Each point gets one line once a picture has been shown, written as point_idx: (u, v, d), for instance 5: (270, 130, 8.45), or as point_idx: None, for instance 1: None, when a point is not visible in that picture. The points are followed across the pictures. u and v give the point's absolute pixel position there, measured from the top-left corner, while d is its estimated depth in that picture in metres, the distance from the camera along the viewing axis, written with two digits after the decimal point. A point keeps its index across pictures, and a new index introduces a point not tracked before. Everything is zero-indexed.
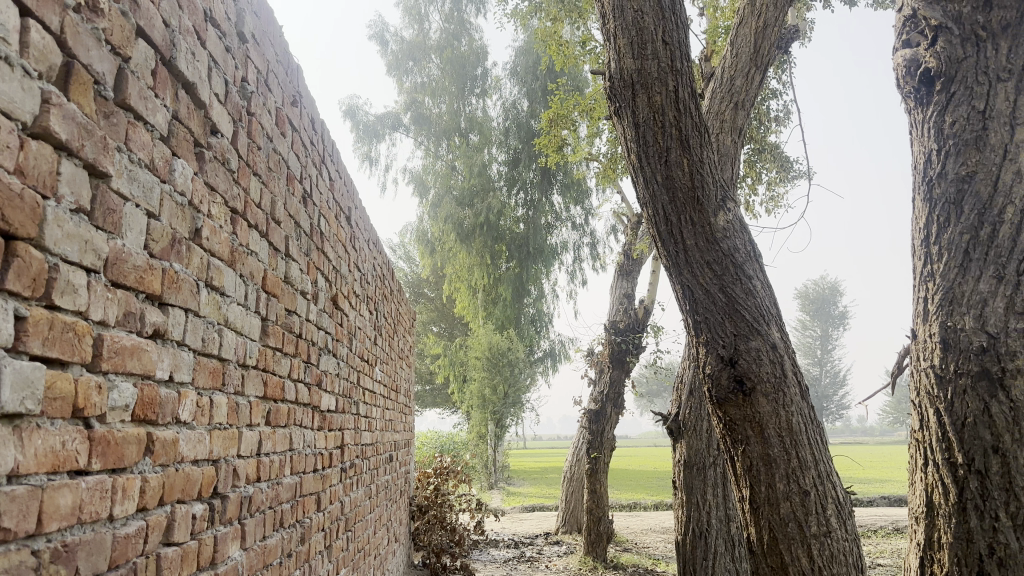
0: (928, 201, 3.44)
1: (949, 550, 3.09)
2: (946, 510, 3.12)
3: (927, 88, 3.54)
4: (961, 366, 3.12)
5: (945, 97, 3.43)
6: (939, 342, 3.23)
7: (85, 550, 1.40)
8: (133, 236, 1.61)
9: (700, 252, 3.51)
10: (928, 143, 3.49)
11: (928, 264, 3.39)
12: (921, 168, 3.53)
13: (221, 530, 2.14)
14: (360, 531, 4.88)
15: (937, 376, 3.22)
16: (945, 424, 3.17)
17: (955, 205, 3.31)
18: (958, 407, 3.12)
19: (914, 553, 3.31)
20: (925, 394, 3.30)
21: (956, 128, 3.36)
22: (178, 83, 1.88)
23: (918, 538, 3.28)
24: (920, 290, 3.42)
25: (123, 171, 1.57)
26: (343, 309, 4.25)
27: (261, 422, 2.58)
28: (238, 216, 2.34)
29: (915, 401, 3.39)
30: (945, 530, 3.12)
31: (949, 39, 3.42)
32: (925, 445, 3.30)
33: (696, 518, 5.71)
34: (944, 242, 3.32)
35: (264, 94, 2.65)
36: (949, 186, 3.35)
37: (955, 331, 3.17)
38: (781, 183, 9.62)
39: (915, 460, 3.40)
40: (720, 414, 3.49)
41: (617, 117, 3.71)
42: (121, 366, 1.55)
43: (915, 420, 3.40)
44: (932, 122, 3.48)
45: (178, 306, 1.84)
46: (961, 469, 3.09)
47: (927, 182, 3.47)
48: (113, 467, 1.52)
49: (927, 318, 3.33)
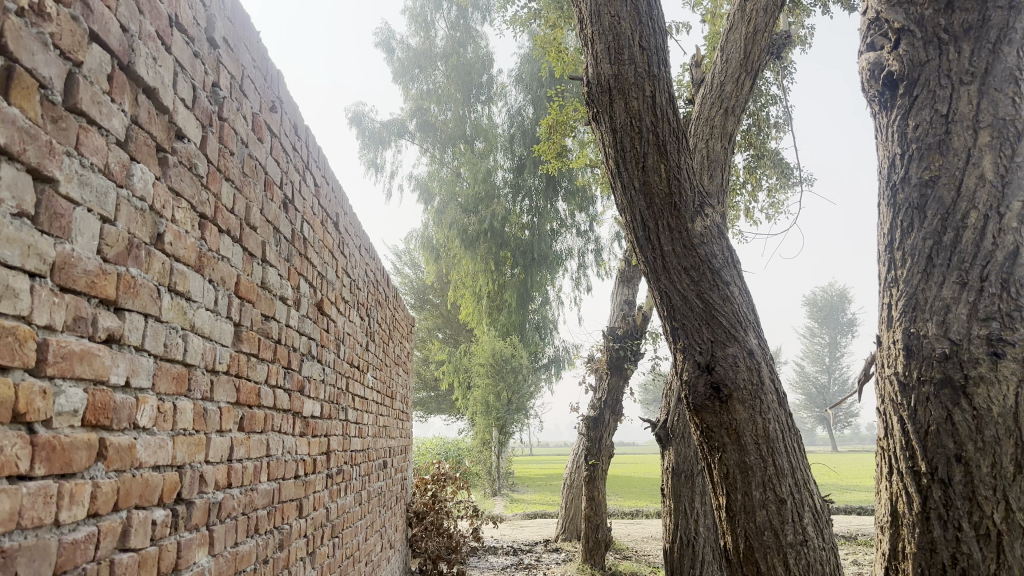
0: (892, 206, 3.42)
1: (913, 559, 3.06)
2: (910, 519, 3.09)
3: (891, 92, 3.52)
4: (925, 372, 3.11)
5: (909, 100, 3.41)
6: (903, 349, 3.22)
7: (26, 556, 1.39)
8: (85, 241, 1.61)
9: (677, 258, 3.49)
10: (892, 148, 3.46)
11: (892, 271, 3.37)
12: (886, 172, 3.51)
13: (185, 537, 2.13)
14: (348, 538, 4.87)
15: (901, 383, 3.20)
16: (908, 433, 3.15)
17: (919, 210, 3.28)
18: (922, 415, 3.10)
19: (880, 565, 3.27)
20: (890, 403, 3.28)
21: (919, 132, 3.34)
22: (138, 87, 1.89)
23: (883, 549, 3.24)
24: (885, 296, 3.41)
25: (73, 175, 1.57)
26: (330, 315, 4.24)
27: (234, 428, 2.57)
28: (207, 221, 2.34)
29: (880, 410, 3.37)
30: (910, 540, 3.09)
31: (912, 42, 3.41)
32: (889, 454, 3.28)
33: (685, 527, 5.67)
34: (908, 248, 3.30)
35: (238, 99, 2.65)
36: (913, 191, 3.33)
37: (919, 337, 3.15)
38: (781, 190, 9.59)
39: (881, 469, 3.38)
40: (697, 421, 3.46)
41: (595, 123, 3.70)
42: (70, 371, 1.55)
43: (880, 428, 3.37)
44: (896, 126, 3.45)
45: (137, 312, 1.84)
46: (925, 478, 3.06)
47: (891, 186, 3.45)
48: (61, 473, 1.52)
49: (891, 324, 3.31)
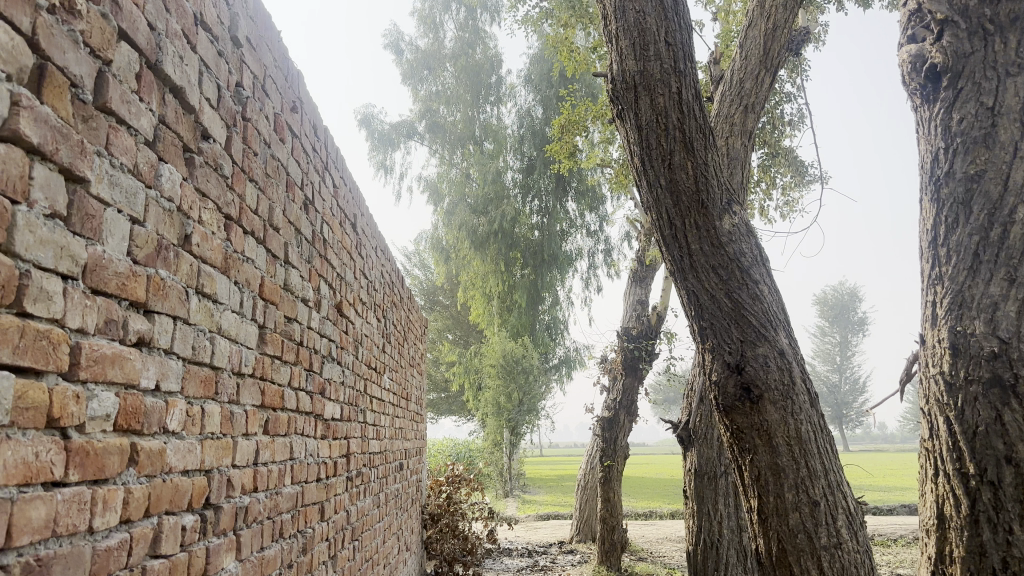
0: (936, 200, 3.37)
1: (961, 563, 3.01)
2: (958, 522, 3.04)
3: (934, 85, 3.46)
4: (971, 372, 3.05)
5: (953, 93, 3.35)
6: (949, 348, 3.15)
7: (62, 563, 1.36)
8: (115, 243, 1.58)
9: (705, 257, 3.44)
10: (935, 142, 3.41)
11: (937, 266, 3.32)
12: (929, 167, 3.45)
13: (214, 542, 2.10)
14: (367, 541, 4.85)
15: (947, 383, 3.14)
16: (955, 433, 3.09)
17: (964, 206, 3.23)
18: (969, 415, 3.04)
19: (925, 566, 3.22)
20: (935, 402, 3.22)
21: (964, 125, 3.29)
22: (165, 87, 1.86)
23: (929, 552, 3.19)
24: (929, 293, 3.34)
25: (104, 175, 1.54)
26: (349, 317, 4.22)
27: (259, 431, 2.55)
28: (232, 222, 2.31)
29: (926, 410, 3.31)
30: (957, 543, 3.03)
31: (957, 33, 3.35)
32: (935, 455, 3.22)
33: (708, 528, 5.62)
34: (953, 244, 3.25)
35: (260, 99, 2.63)
36: (957, 186, 3.27)
37: (965, 335, 3.09)
38: (795, 188, 9.53)
39: (925, 470, 3.32)
40: (727, 422, 3.42)
41: (620, 121, 3.67)
42: (101, 376, 1.52)
43: (925, 429, 3.31)
44: (939, 120, 3.40)
45: (165, 314, 1.81)
46: (974, 480, 3.00)
47: (934, 181, 3.39)
48: (93, 478, 1.49)
49: (937, 322, 3.26)
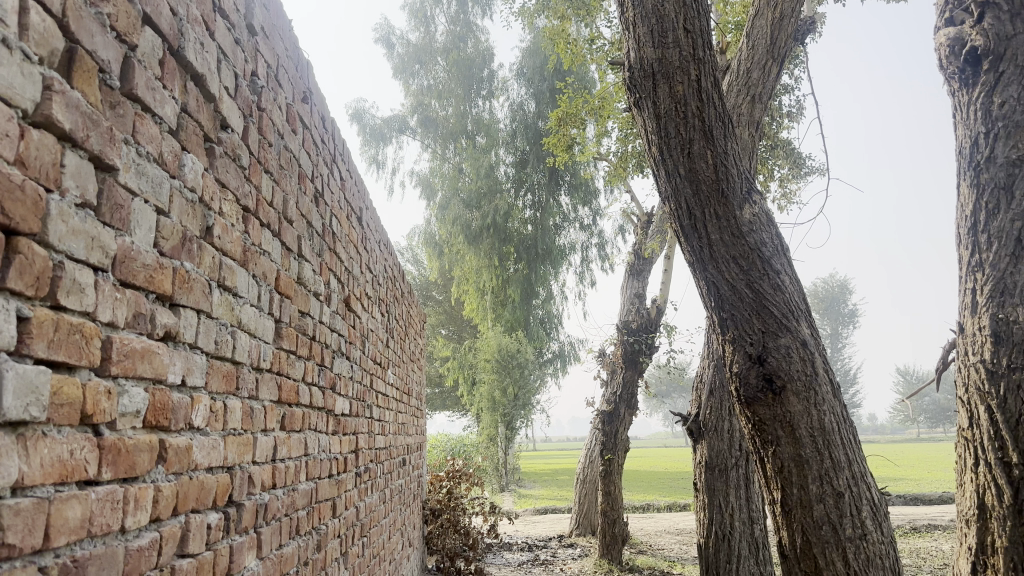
0: (975, 186, 3.35)
1: (1004, 554, 3.01)
2: (1002, 513, 3.04)
3: (973, 68, 3.42)
4: (1015, 360, 3.03)
5: (993, 76, 3.32)
6: (990, 336, 3.14)
7: (97, 565, 1.32)
8: (142, 234, 1.53)
9: (725, 247, 3.41)
10: (974, 126, 3.38)
11: (976, 254, 3.31)
12: (967, 152, 3.43)
13: (237, 540, 2.06)
14: (375, 537, 4.81)
15: (988, 371, 3.13)
16: (997, 422, 3.07)
17: (1006, 190, 3.21)
18: (1012, 404, 3.02)
19: (965, 557, 3.22)
20: (975, 391, 3.20)
21: (1004, 109, 3.26)
22: (187, 74, 1.81)
23: (970, 542, 3.19)
24: (969, 280, 3.33)
25: (131, 163, 1.49)
26: (356, 311, 4.17)
27: (276, 427, 2.50)
28: (250, 214, 2.26)
29: (964, 398, 3.29)
30: (1001, 534, 3.04)
31: (998, 15, 3.32)
32: (975, 444, 3.20)
33: (719, 521, 5.60)
34: (994, 230, 3.23)
35: (274, 89, 2.58)
36: (998, 171, 3.25)
37: (1008, 323, 3.09)
38: (794, 180, 9.52)
39: (963, 459, 3.31)
40: (748, 414, 3.40)
41: (637, 110, 3.64)
42: (131, 370, 1.47)
43: (963, 417, 3.30)
44: (978, 104, 3.37)
45: (190, 307, 1.76)
46: (1016, 470, 3.00)
47: (974, 166, 3.37)
48: (125, 477, 1.44)
49: (976, 310, 3.24)
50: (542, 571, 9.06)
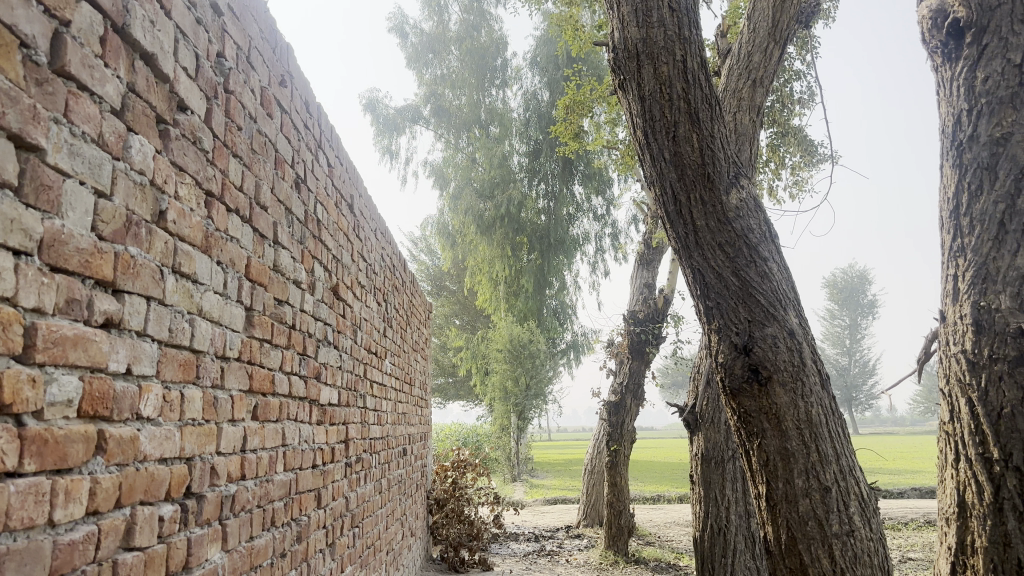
0: (958, 166, 3.23)
1: (984, 555, 2.92)
2: (981, 511, 2.94)
3: (956, 42, 3.30)
4: (997, 350, 2.93)
5: (977, 50, 3.19)
6: (971, 325, 3.04)
7: (15, 560, 1.27)
8: (76, 217, 1.48)
9: (711, 234, 3.32)
10: (957, 103, 3.27)
11: (958, 238, 3.20)
12: (950, 131, 3.31)
13: (196, 533, 2.02)
14: (369, 527, 4.77)
15: (970, 362, 3.03)
16: (978, 416, 2.97)
17: (988, 170, 3.10)
18: (993, 397, 2.92)
19: (944, 557, 3.13)
20: (957, 383, 3.10)
21: (988, 85, 3.14)
22: (135, 53, 1.75)
23: (949, 542, 3.09)
24: (951, 266, 3.23)
25: (62, 143, 1.43)
26: (346, 300, 4.12)
27: (247, 417, 2.45)
28: (213, 199, 2.20)
29: (946, 391, 3.19)
30: (980, 533, 2.94)
31: None
32: (956, 439, 3.10)
33: (715, 514, 5.53)
34: (976, 214, 3.12)
35: (245, 71, 2.52)
36: (981, 150, 3.14)
37: (990, 312, 2.98)
38: (805, 168, 9.37)
39: (944, 455, 3.21)
40: (734, 406, 3.31)
41: (623, 92, 3.56)
42: (62, 358, 1.42)
43: (945, 411, 3.20)
44: (962, 79, 3.25)
45: (137, 294, 1.71)
46: (998, 466, 2.89)
47: (957, 146, 3.25)
48: (54, 469, 1.39)
49: (957, 297, 3.14)
50: (548, 562, 9.03)
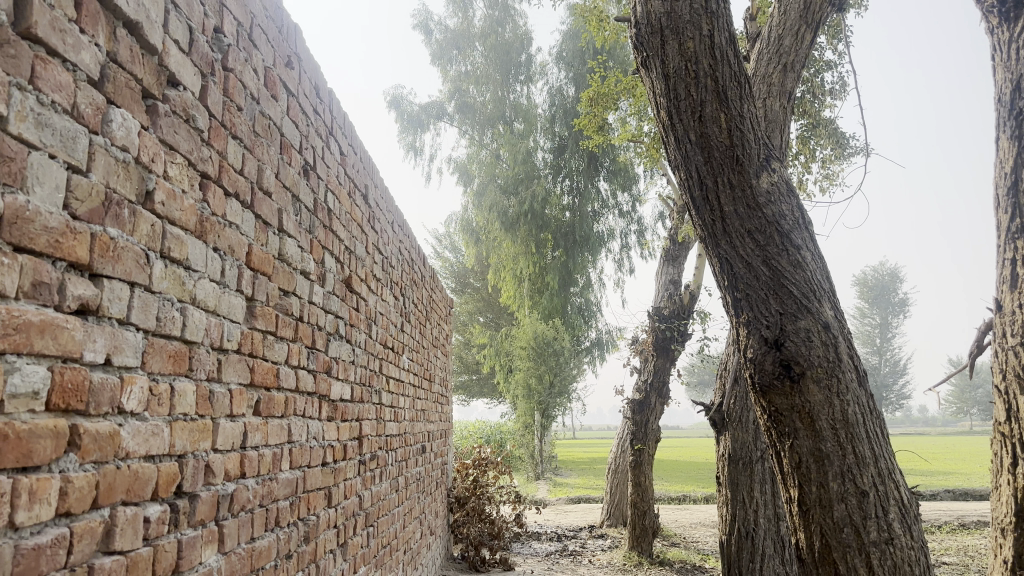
0: (1017, 139, 3.25)
1: None
2: None
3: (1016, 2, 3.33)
4: None
5: None
6: None
7: None
8: (45, 193, 1.36)
9: (740, 220, 3.20)
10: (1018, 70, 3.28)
11: (1017, 220, 3.21)
12: (1007, 98, 3.33)
13: (188, 535, 1.90)
14: (385, 526, 4.66)
15: None
16: None
17: None
18: None
19: (998, 567, 3.14)
20: (1013, 377, 3.12)
21: None
22: (117, 20, 1.62)
23: (1005, 556, 3.09)
24: (1008, 250, 3.23)
25: (27, 112, 1.32)
26: (360, 293, 4.01)
27: (247, 412, 2.34)
28: (210, 181, 2.08)
29: (1001, 387, 3.19)
30: None
31: None
32: (1012, 441, 3.12)
33: (743, 517, 5.37)
34: None
35: (246, 49, 2.40)
36: None
37: None
38: (836, 161, 9.05)
39: (998, 457, 3.23)
40: (764, 404, 3.16)
41: (646, 70, 3.48)
42: (26, 346, 1.30)
43: (1001, 412, 3.21)
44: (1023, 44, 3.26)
45: (119, 279, 1.59)
46: None
47: (1017, 115, 3.27)
48: (17, 466, 1.28)
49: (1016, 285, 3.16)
50: (570, 562, 8.89)
